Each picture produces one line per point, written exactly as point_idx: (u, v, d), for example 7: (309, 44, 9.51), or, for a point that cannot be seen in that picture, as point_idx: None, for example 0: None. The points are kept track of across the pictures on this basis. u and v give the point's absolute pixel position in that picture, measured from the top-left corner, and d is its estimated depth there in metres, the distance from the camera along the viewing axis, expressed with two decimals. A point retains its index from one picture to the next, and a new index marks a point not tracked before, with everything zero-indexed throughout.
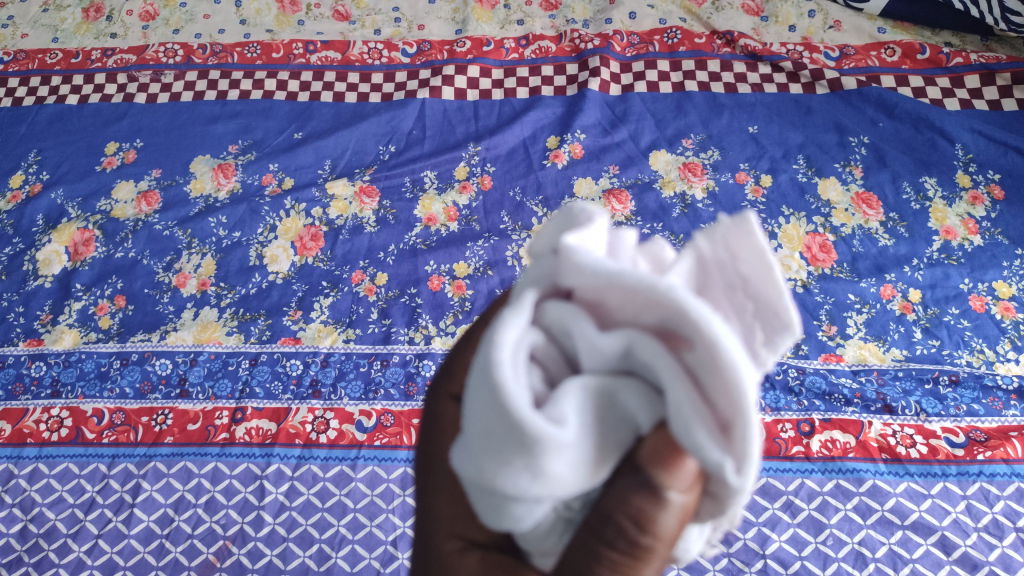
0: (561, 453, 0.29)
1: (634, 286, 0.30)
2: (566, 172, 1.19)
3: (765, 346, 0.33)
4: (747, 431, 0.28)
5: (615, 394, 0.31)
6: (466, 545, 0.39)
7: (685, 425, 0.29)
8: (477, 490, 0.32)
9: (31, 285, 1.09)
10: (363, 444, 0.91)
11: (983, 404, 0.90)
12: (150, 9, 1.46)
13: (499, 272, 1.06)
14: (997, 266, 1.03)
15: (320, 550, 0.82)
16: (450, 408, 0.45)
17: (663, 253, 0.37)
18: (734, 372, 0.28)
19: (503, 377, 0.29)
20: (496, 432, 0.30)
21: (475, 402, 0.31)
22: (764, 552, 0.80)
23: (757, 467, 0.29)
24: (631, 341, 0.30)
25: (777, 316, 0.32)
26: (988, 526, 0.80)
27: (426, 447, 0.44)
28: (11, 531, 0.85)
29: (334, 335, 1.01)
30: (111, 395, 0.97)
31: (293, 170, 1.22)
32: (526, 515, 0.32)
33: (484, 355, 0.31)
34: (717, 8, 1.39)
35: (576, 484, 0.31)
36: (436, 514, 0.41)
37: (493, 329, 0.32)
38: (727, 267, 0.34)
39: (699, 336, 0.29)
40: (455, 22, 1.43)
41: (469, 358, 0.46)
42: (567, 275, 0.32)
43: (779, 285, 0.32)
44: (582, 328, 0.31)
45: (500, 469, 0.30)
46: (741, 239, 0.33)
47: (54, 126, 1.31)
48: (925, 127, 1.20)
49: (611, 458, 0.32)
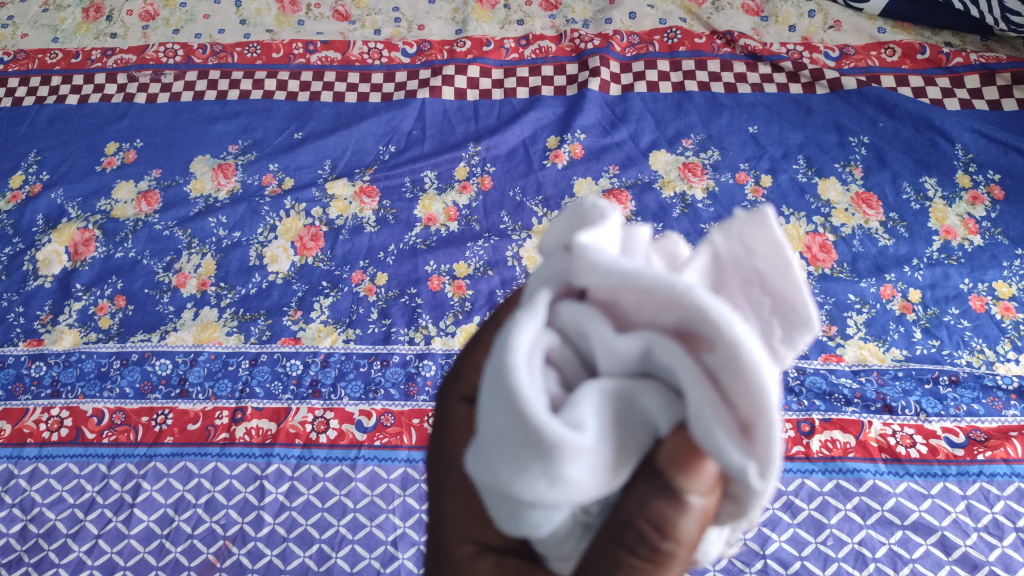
0: (579, 458, 0.29)
1: (651, 286, 0.29)
2: (566, 172, 1.19)
3: (784, 342, 0.33)
4: (770, 433, 0.28)
5: (633, 397, 0.31)
6: (480, 550, 0.39)
7: (707, 429, 0.29)
8: (494, 496, 0.32)
9: (30, 285, 1.09)
10: (363, 444, 0.91)
11: (983, 404, 0.90)
12: (150, 8, 1.46)
13: (499, 273, 1.06)
14: (997, 266, 1.03)
15: (320, 550, 0.82)
16: (461, 409, 0.44)
17: (676, 248, 0.37)
18: (756, 373, 0.28)
19: (519, 382, 0.29)
20: (512, 437, 0.30)
21: (489, 406, 0.31)
22: (764, 552, 0.80)
23: (780, 471, 0.29)
24: (649, 342, 0.30)
25: (794, 311, 0.33)
26: (988, 526, 0.80)
27: (437, 450, 0.44)
28: (12, 531, 0.85)
29: (334, 335, 1.01)
30: (111, 395, 0.97)
31: (293, 170, 1.22)
32: (543, 520, 0.32)
33: (498, 358, 0.31)
34: (717, 8, 1.39)
35: (595, 489, 0.31)
36: (449, 519, 0.41)
37: (507, 331, 0.32)
38: (743, 263, 0.34)
39: (720, 338, 0.28)
40: (455, 22, 1.43)
41: (479, 359, 0.46)
42: (581, 275, 0.32)
43: (797, 280, 0.32)
44: (598, 330, 0.31)
45: (517, 475, 0.30)
46: (757, 234, 0.33)
47: (54, 126, 1.31)
48: (925, 127, 1.20)
49: (629, 462, 0.32)
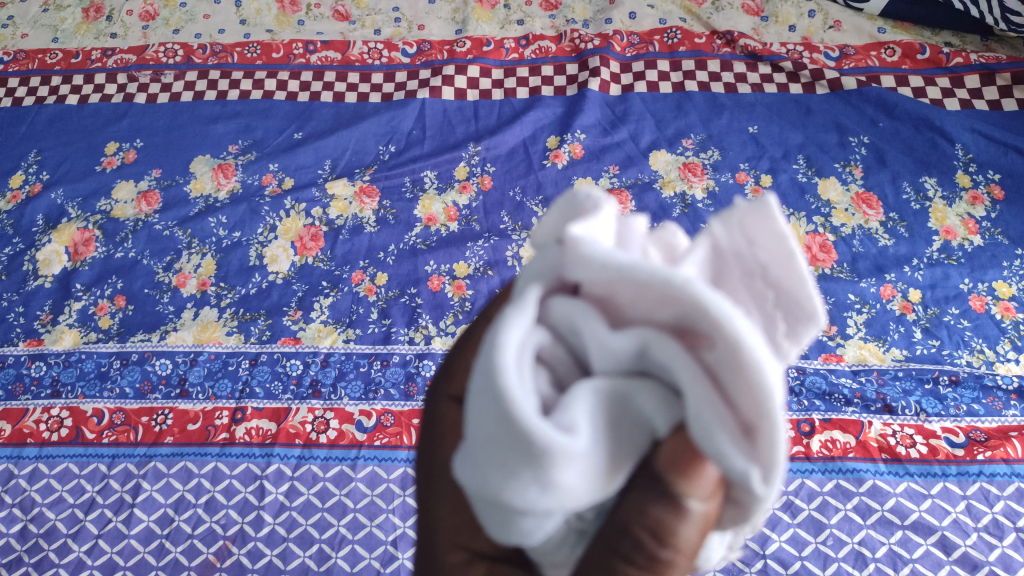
0: (571, 463, 0.29)
1: (648, 280, 0.29)
2: (566, 172, 1.19)
3: (787, 337, 0.33)
4: (773, 435, 0.28)
5: (629, 397, 0.31)
6: (472, 557, 0.39)
7: (707, 431, 0.29)
8: (483, 502, 0.32)
9: (31, 285, 1.09)
10: (362, 444, 0.91)
11: (983, 404, 0.90)
12: (150, 8, 1.46)
13: (499, 273, 1.06)
14: (997, 266, 1.03)
15: (320, 550, 0.82)
16: (451, 410, 0.44)
17: (674, 240, 0.37)
18: (759, 372, 0.28)
19: (507, 383, 0.29)
20: (501, 442, 0.29)
21: (478, 409, 0.31)
22: (764, 552, 0.80)
23: (783, 475, 0.29)
24: (645, 340, 0.30)
25: (799, 305, 0.32)
26: (988, 526, 0.80)
27: (428, 452, 0.44)
28: (11, 531, 0.85)
29: (334, 335, 1.01)
30: (111, 395, 0.97)
31: (293, 170, 1.22)
32: (535, 528, 0.32)
33: (488, 358, 0.31)
34: (717, 8, 1.39)
35: (589, 495, 0.31)
36: (439, 525, 0.41)
37: (496, 329, 0.32)
38: (745, 255, 0.34)
39: (720, 334, 0.28)
40: (455, 22, 1.43)
41: (470, 359, 0.46)
42: (574, 269, 0.32)
43: (802, 273, 0.32)
44: (591, 327, 0.31)
45: (507, 482, 0.30)
46: (760, 224, 0.33)
47: (54, 126, 1.31)
48: (925, 127, 1.20)
49: (626, 465, 0.32)
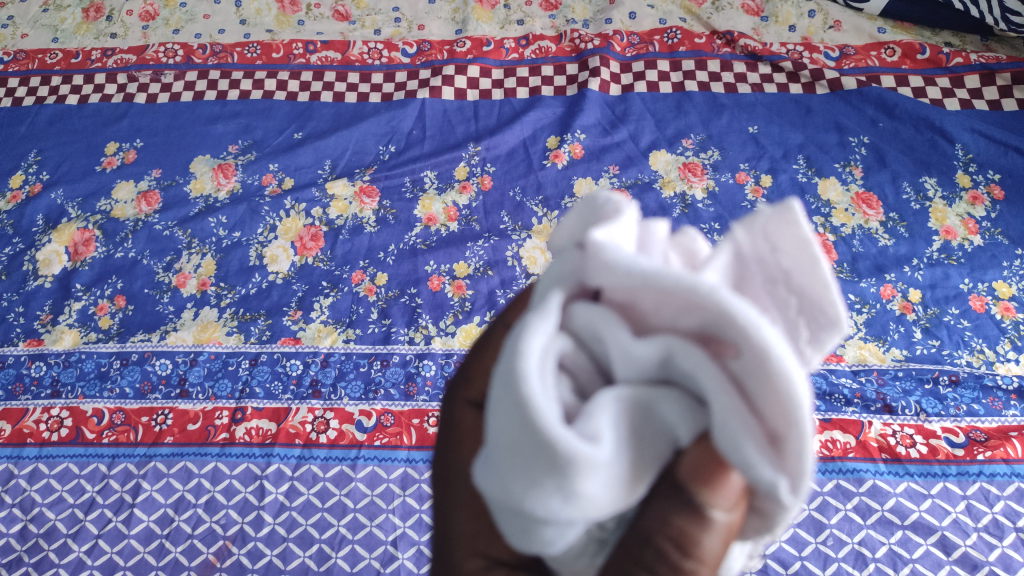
0: (596, 473, 0.29)
1: (672, 287, 0.29)
2: (566, 172, 1.19)
3: (811, 344, 0.33)
4: (802, 445, 0.28)
5: (653, 405, 0.31)
6: (490, 564, 0.39)
7: (734, 441, 0.29)
8: (505, 511, 0.32)
9: (30, 285, 1.09)
10: (362, 444, 0.91)
11: (983, 404, 0.90)
12: (150, 8, 1.46)
13: (499, 273, 1.06)
14: (997, 266, 1.03)
15: (320, 550, 0.82)
16: (468, 415, 0.44)
17: (695, 245, 0.37)
18: (786, 381, 0.28)
19: (531, 391, 0.29)
20: (524, 450, 0.29)
21: (499, 415, 0.31)
22: (764, 552, 0.79)
23: (810, 484, 0.29)
24: (670, 347, 0.30)
25: (822, 312, 0.32)
26: (988, 526, 0.80)
27: (446, 457, 0.44)
28: (11, 531, 0.85)
29: (334, 335, 1.01)
30: (111, 395, 0.97)
31: (293, 170, 1.22)
32: (556, 537, 0.32)
33: (509, 364, 0.31)
34: (717, 8, 1.39)
35: (611, 504, 0.31)
36: (456, 531, 0.41)
37: (517, 335, 0.32)
38: (768, 262, 0.34)
39: (746, 343, 0.28)
40: (455, 22, 1.43)
41: (489, 363, 0.46)
42: (596, 274, 0.32)
43: (825, 279, 0.32)
44: (614, 334, 0.31)
45: (529, 491, 0.30)
46: (783, 229, 0.33)
47: (54, 126, 1.31)
48: (925, 127, 1.20)
49: (649, 473, 0.32)
